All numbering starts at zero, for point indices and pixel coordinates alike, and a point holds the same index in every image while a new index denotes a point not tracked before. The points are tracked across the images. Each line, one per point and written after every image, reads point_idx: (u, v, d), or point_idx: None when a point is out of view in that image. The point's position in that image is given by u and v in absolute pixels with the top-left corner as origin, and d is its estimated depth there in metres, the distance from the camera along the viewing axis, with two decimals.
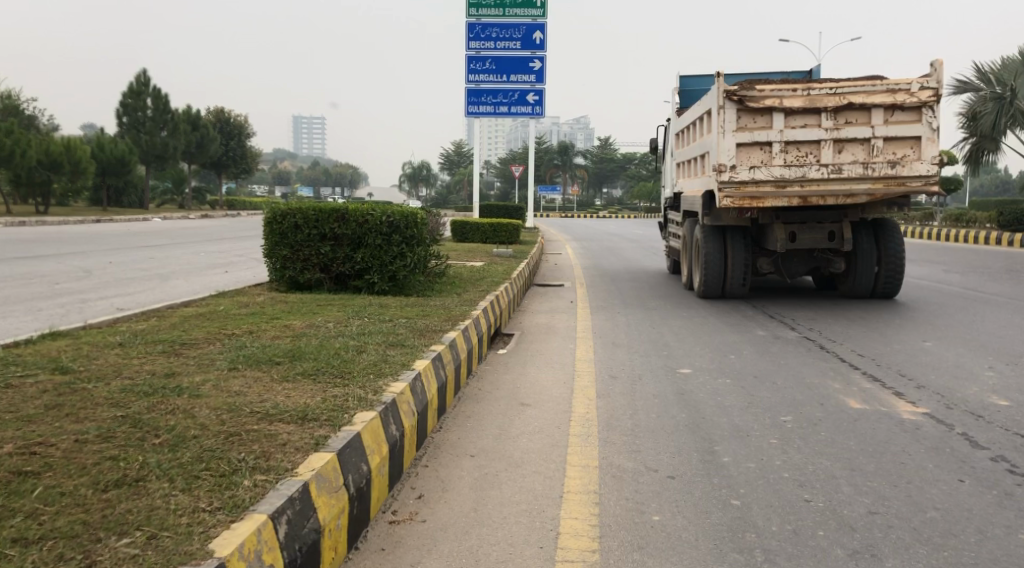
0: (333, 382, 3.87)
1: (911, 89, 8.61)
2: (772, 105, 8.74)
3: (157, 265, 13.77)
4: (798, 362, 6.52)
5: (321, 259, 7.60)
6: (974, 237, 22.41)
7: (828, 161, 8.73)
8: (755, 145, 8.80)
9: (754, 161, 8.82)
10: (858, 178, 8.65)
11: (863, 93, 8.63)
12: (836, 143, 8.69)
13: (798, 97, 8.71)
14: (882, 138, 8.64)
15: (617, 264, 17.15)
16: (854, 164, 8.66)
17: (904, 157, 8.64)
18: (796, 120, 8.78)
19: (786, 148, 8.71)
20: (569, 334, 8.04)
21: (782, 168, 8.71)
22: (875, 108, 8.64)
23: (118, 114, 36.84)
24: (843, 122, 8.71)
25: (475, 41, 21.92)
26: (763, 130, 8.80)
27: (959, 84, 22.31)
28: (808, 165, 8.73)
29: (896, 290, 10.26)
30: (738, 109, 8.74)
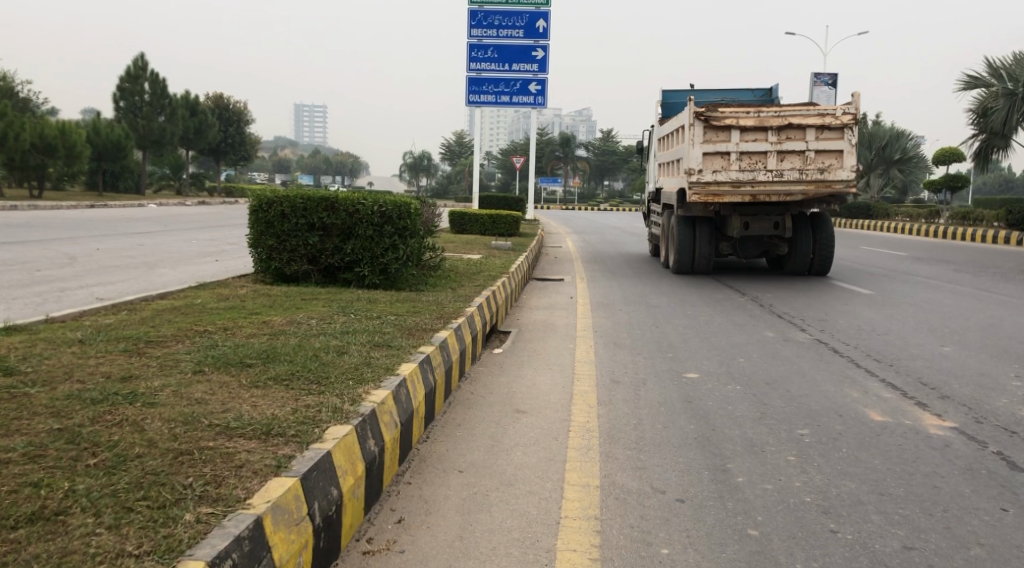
0: (307, 390, 3.50)
1: (837, 113, 10.50)
2: (730, 123, 10.55)
3: (145, 253, 13.36)
4: (811, 367, 6.16)
5: (309, 250, 7.22)
6: (980, 236, 22.09)
7: (772, 167, 10.60)
8: (716, 155, 10.65)
9: (716, 167, 10.67)
10: (796, 183, 10.57)
11: (801, 114, 10.45)
12: (780, 154, 10.53)
13: (750, 117, 10.52)
14: (814, 150, 10.53)
15: (618, 257, 16.79)
16: (792, 170, 10.55)
17: (830, 166, 10.53)
18: (748, 135, 10.60)
19: (740, 157, 10.57)
20: (567, 333, 7.69)
21: (737, 173, 10.62)
22: (810, 126, 10.47)
23: (115, 98, 36.17)
24: (785, 137, 10.56)
25: (477, 29, 21.31)
26: (724, 142, 10.63)
27: (970, 79, 21.86)
28: (758, 170, 10.60)
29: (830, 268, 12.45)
30: (703, 126, 10.54)
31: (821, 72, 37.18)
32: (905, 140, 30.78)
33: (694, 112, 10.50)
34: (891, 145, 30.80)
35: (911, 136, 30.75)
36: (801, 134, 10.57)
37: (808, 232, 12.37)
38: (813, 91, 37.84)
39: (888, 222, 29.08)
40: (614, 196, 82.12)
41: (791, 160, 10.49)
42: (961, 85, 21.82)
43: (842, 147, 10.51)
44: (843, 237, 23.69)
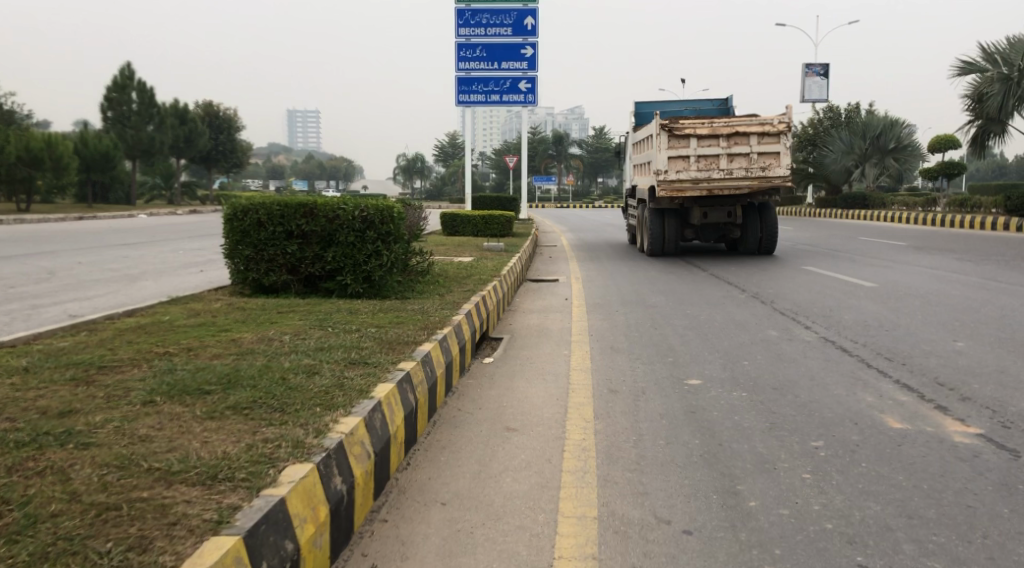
0: (269, 420, 3.15)
1: (774, 122, 12.75)
2: (689, 132, 12.79)
3: (127, 265, 12.94)
4: (820, 368, 5.82)
5: (288, 259, 6.85)
6: (980, 223, 21.78)
7: (724, 166, 12.85)
8: (680, 157, 12.92)
9: (680, 167, 12.94)
10: (743, 179, 12.84)
11: (745, 124, 12.68)
12: (730, 156, 12.79)
13: (705, 127, 12.76)
14: (757, 152, 12.79)
15: (614, 254, 16.44)
16: (740, 168, 12.82)
17: (770, 164, 12.81)
18: (704, 141, 12.87)
19: (698, 159, 12.84)
20: (562, 338, 7.35)
21: (696, 171, 12.86)
22: (752, 134, 12.73)
23: (102, 108, 35.62)
24: (733, 143, 12.81)
25: (464, 28, 21.05)
26: (684, 148, 12.90)
27: (965, 65, 21.51)
28: (713, 169, 12.87)
29: (775, 248, 14.36)
30: (668, 135, 12.80)
31: (813, 63, 36.90)
32: (901, 129, 30.24)
33: (661, 124, 12.75)
34: (885, 133, 30.30)
35: (907, 124, 30.23)
36: (746, 140, 12.84)
37: (756, 219, 14.37)
38: (806, 82, 37.55)
39: (885, 211, 28.77)
40: (609, 192, 81.68)
41: (739, 161, 12.78)
42: (956, 70, 21.50)
43: (779, 149, 12.78)
44: (841, 229, 23.34)
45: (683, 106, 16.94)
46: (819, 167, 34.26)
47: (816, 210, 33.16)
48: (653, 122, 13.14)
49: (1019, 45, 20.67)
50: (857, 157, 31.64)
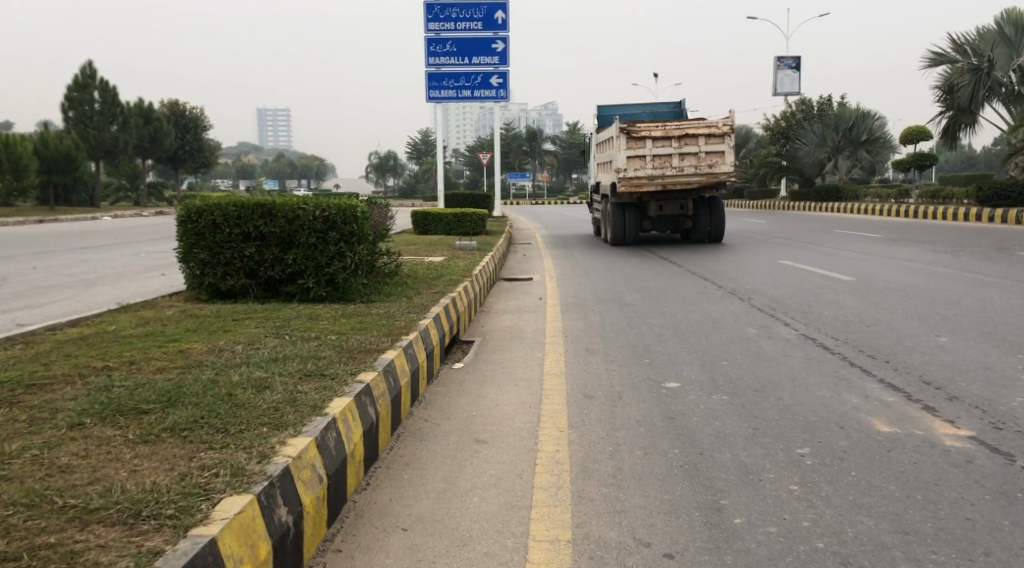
0: (210, 444, 2.86)
1: (720, 124, 13.91)
2: (644, 134, 13.91)
3: (84, 270, 12.41)
4: (801, 368, 5.64)
5: (246, 261, 6.52)
6: (952, 214, 21.89)
7: (676, 165, 14.00)
8: (637, 157, 14.03)
9: (637, 165, 14.05)
10: (693, 176, 14.00)
11: (694, 126, 13.82)
12: (681, 155, 13.94)
13: (659, 129, 13.89)
14: (704, 152, 13.94)
15: (589, 251, 16.23)
16: (690, 167, 13.95)
17: (716, 162, 13.97)
18: (658, 142, 13.98)
19: (653, 159, 13.96)
20: (535, 339, 7.10)
21: (652, 169, 14.00)
22: (700, 135, 13.90)
23: (63, 108, 34.63)
24: (684, 143, 13.94)
25: (434, 23, 20.68)
26: (641, 148, 14.01)
27: (935, 57, 21.61)
28: (666, 168, 14.00)
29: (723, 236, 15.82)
30: (626, 137, 13.93)
31: (785, 56, 37.00)
32: (872, 121, 30.36)
33: (619, 127, 13.87)
34: (857, 126, 30.42)
35: (878, 116, 30.34)
36: (695, 140, 13.99)
37: (706, 211, 15.78)
38: (777, 75, 37.68)
39: (858, 203, 28.89)
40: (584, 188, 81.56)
41: (689, 159, 13.92)
42: (927, 62, 21.58)
43: (724, 149, 13.95)
44: (815, 222, 23.36)
45: (641, 109, 17.95)
46: (792, 160, 34.34)
47: (789, 203, 33.27)
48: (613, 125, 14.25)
49: (989, 35, 20.79)
50: (829, 150, 31.80)
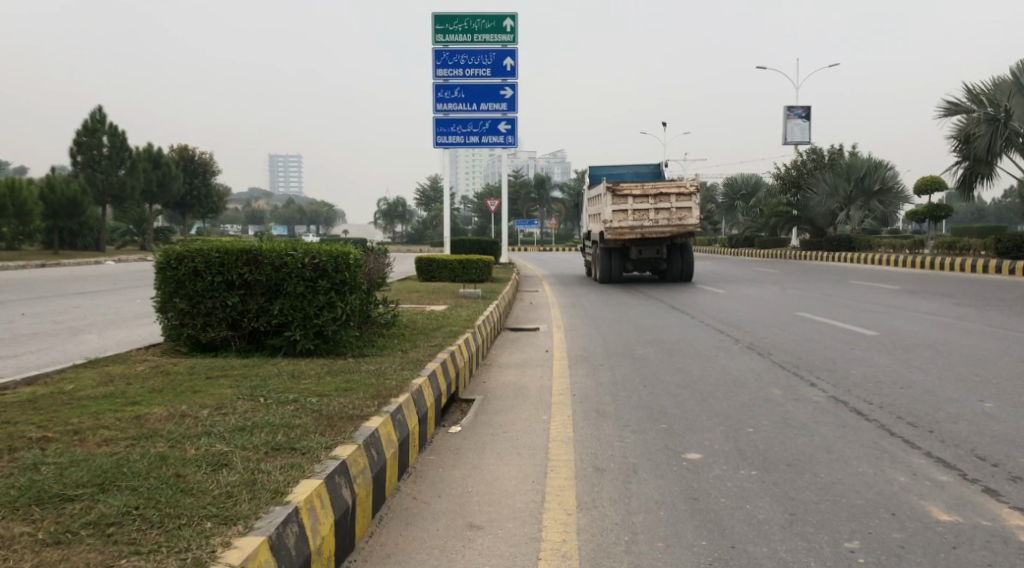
0: (136, 549, 2.31)
1: (688, 184, 16.70)
2: (626, 192, 16.82)
3: (76, 317, 11.99)
4: (836, 437, 5.07)
5: (228, 312, 6.06)
6: (970, 265, 21.38)
7: (652, 218, 16.88)
8: (620, 211, 16.92)
9: (619, 217, 16.97)
10: (665, 228, 16.89)
11: (667, 186, 16.63)
12: (656, 210, 16.80)
13: (638, 188, 16.77)
14: (675, 207, 16.74)
15: (597, 300, 15.81)
16: (663, 220, 16.84)
17: (684, 216, 16.78)
18: (638, 199, 16.87)
19: (633, 213, 16.86)
20: (541, 397, 6.57)
21: (632, 222, 16.91)
22: (672, 195, 16.72)
23: (72, 152, 34.76)
24: (659, 200, 16.78)
25: (442, 69, 20.60)
26: (623, 205, 16.92)
27: (950, 106, 21.35)
28: (643, 220, 16.90)
29: (691, 276, 18.57)
30: (612, 194, 16.84)
31: (794, 105, 36.99)
32: (884, 171, 30.14)
33: (606, 186, 16.78)
34: (869, 175, 30.16)
35: (890, 166, 30.12)
36: (668, 198, 16.81)
37: (678, 256, 18.52)
38: (787, 124, 37.68)
39: (872, 253, 28.43)
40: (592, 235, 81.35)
41: (662, 214, 16.79)
42: (942, 110, 21.30)
43: (692, 206, 16.73)
44: (829, 272, 22.90)
45: (626, 169, 20.67)
46: (803, 209, 34.07)
47: (800, 253, 32.83)
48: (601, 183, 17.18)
49: (1005, 85, 20.52)
50: (841, 200, 31.42)
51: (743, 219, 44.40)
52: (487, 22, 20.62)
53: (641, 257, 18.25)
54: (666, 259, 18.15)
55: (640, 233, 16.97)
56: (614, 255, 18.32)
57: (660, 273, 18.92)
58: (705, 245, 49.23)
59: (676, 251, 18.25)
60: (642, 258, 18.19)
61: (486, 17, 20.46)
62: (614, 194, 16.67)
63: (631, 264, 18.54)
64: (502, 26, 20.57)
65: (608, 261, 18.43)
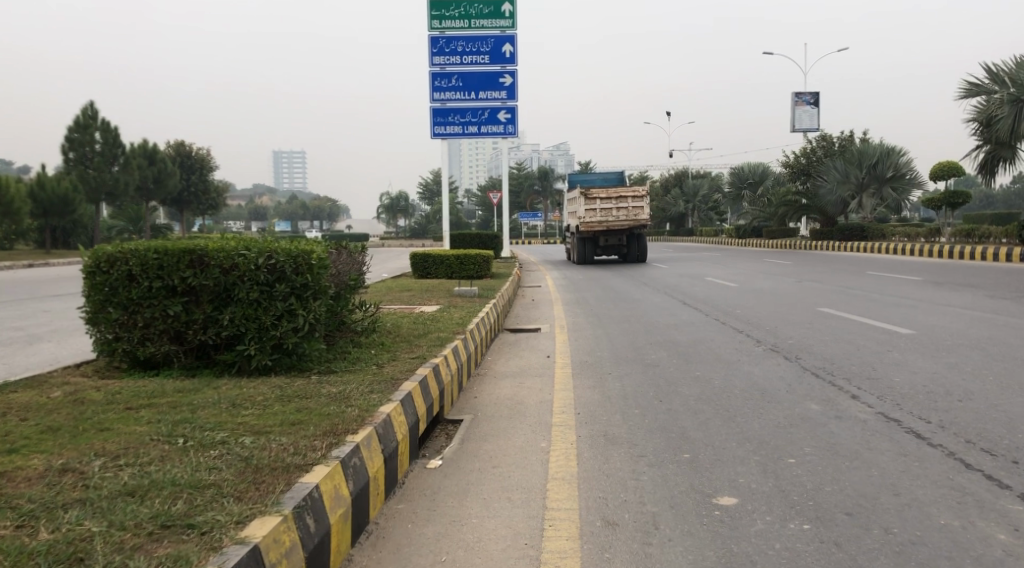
0: None
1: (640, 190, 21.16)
2: (595, 197, 21.19)
3: (40, 322, 11.07)
4: (899, 472, 4.13)
5: (170, 323, 5.13)
6: (989, 254, 20.52)
7: (615, 216, 21.38)
8: (590, 210, 21.39)
9: (589, 214, 21.46)
10: (625, 222, 21.44)
11: (626, 192, 21.03)
12: (619, 209, 21.30)
13: (604, 193, 21.17)
14: (631, 208, 21.27)
15: (602, 294, 14.95)
16: (622, 217, 21.35)
17: (638, 214, 21.36)
18: (603, 201, 21.29)
19: (600, 212, 21.32)
20: (540, 417, 5.65)
21: (599, 218, 21.33)
22: (629, 198, 21.20)
23: (62, 149, 33.77)
24: (619, 202, 21.23)
25: (439, 56, 19.54)
26: (592, 206, 21.32)
27: (970, 87, 20.34)
28: (608, 218, 21.39)
29: (645, 257, 23.14)
30: (583, 198, 21.29)
31: (802, 91, 35.70)
32: (897, 158, 29.07)
33: (579, 192, 21.13)
34: (882, 162, 29.07)
35: (903, 152, 29.06)
36: (626, 200, 21.27)
37: (636, 243, 23.00)
38: (796, 111, 36.59)
39: (886, 242, 27.41)
40: None
41: (622, 212, 21.29)
42: (963, 91, 20.26)
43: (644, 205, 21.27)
44: (844, 261, 22.01)
45: (597, 176, 25.28)
46: (813, 197, 33.06)
47: (810, 243, 31.86)
48: (575, 190, 21.56)
49: None
50: (852, 187, 30.30)
51: (750, 209, 43.49)
52: (485, 7, 19.52)
53: (607, 244, 22.83)
54: (626, 245, 22.71)
55: (606, 226, 21.58)
56: (586, 242, 22.85)
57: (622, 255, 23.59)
58: (712, 236, 48.14)
59: (634, 238, 22.85)
60: (609, 243, 22.76)
61: (483, 1, 19.42)
62: (585, 200, 21.16)
63: (600, 250, 23.12)
64: (500, 11, 19.55)
65: (583, 247, 22.96)
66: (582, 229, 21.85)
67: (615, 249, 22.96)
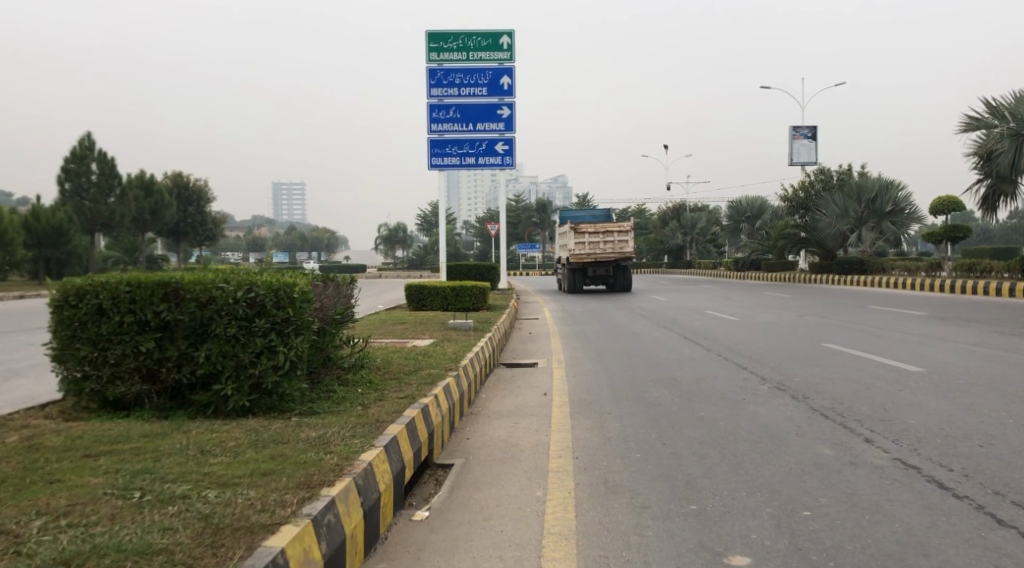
0: None
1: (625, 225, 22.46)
2: (583, 231, 22.45)
3: (21, 357, 10.71)
4: (926, 528, 3.80)
5: (143, 361, 4.82)
6: (992, 289, 20.31)
7: (603, 248, 22.63)
8: (579, 244, 22.67)
9: (578, 247, 22.68)
10: (611, 255, 22.73)
11: (613, 226, 22.33)
12: (606, 242, 22.57)
13: (592, 228, 22.42)
14: (617, 241, 22.57)
15: (600, 327, 14.67)
16: (609, 250, 22.62)
17: (623, 247, 22.66)
18: (591, 235, 22.54)
19: (588, 245, 22.57)
20: (537, 462, 5.31)
21: (587, 251, 22.62)
22: (615, 232, 22.44)
23: (59, 179, 33.72)
24: (606, 236, 22.50)
25: (436, 88, 19.40)
26: (580, 240, 22.57)
27: (970, 121, 20.30)
28: (596, 250, 22.65)
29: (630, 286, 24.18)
30: (573, 233, 22.55)
31: (801, 125, 35.97)
32: (896, 192, 29.02)
33: (569, 227, 22.38)
34: (881, 196, 29.03)
35: (903, 186, 29.03)
36: (613, 235, 22.55)
37: (622, 274, 24.07)
38: (793, 145, 36.66)
39: (887, 276, 27.20)
40: None
41: (609, 245, 22.57)
42: (963, 126, 20.21)
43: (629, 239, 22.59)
44: (846, 295, 21.77)
45: (585, 212, 26.62)
46: (812, 231, 32.99)
47: (810, 277, 31.66)
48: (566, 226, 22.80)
49: None
50: (852, 221, 30.17)
51: (749, 242, 43.41)
52: (483, 39, 19.61)
53: (596, 274, 24.05)
54: (613, 274, 23.94)
55: (595, 258, 22.79)
56: (576, 273, 24.08)
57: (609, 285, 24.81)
58: (711, 268, 47.99)
59: (620, 269, 24.05)
60: (596, 274, 23.98)
61: (481, 34, 19.49)
62: (575, 234, 22.36)
63: (589, 280, 24.34)
64: (499, 43, 19.64)
65: (573, 277, 24.19)
66: (573, 260, 23.04)
67: (602, 280, 24.21)
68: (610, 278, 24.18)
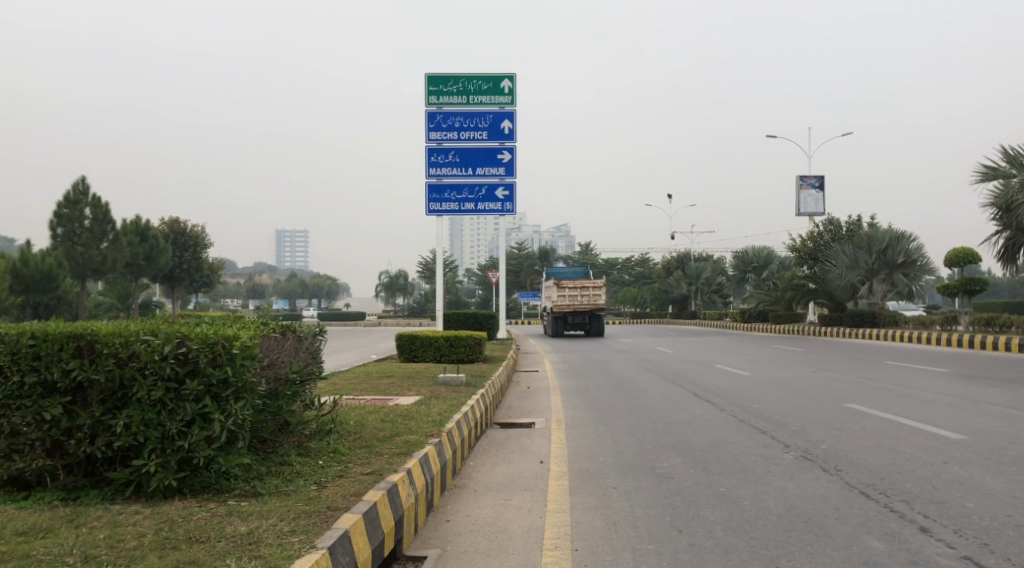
0: None
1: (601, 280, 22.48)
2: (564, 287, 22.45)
3: None
4: None
5: (48, 432, 3.97)
6: (1011, 345, 19.37)
7: (582, 301, 22.74)
8: (559, 296, 22.72)
9: (559, 298, 22.70)
10: (586, 306, 22.86)
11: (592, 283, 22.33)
12: (585, 295, 22.69)
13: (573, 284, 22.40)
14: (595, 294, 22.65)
15: (601, 381, 13.78)
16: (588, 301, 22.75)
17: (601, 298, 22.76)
18: (571, 290, 22.58)
19: (570, 298, 22.65)
20: (528, 555, 4.37)
21: (566, 303, 22.73)
22: (592, 286, 22.61)
23: (52, 225, 33.34)
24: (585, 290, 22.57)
25: (435, 132, 18.85)
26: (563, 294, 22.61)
27: (986, 170, 19.67)
28: (577, 302, 22.75)
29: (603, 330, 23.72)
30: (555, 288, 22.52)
31: (807, 175, 35.58)
32: (907, 243, 28.21)
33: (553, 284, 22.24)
34: (892, 248, 28.23)
35: (914, 238, 28.27)
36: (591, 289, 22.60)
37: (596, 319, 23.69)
38: (800, 195, 36.10)
39: (897, 329, 26.33)
40: None
41: (588, 298, 22.68)
42: (978, 175, 19.58)
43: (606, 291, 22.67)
44: (858, 349, 20.89)
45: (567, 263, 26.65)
46: (821, 283, 32.13)
47: (818, 329, 30.75)
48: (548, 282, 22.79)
49: None
50: (862, 273, 29.22)
51: (754, 292, 42.63)
52: (484, 83, 19.13)
53: (574, 321, 23.59)
54: (588, 322, 23.57)
55: (573, 309, 22.99)
56: (556, 320, 23.61)
57: (589, 331, 24.37)
58: (714, 319, 47.22)
59: (596, 316, 23.67)
60: (576, 322, 23.55)
61: (482, 78, 19.01)
62: (556, 289, 22.41)
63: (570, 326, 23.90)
64: (500, 87, 19.17)
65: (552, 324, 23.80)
66: (554, 310, 23.15)
67: (579, 327, 23.78)
68: (586, 325, 23.75)
